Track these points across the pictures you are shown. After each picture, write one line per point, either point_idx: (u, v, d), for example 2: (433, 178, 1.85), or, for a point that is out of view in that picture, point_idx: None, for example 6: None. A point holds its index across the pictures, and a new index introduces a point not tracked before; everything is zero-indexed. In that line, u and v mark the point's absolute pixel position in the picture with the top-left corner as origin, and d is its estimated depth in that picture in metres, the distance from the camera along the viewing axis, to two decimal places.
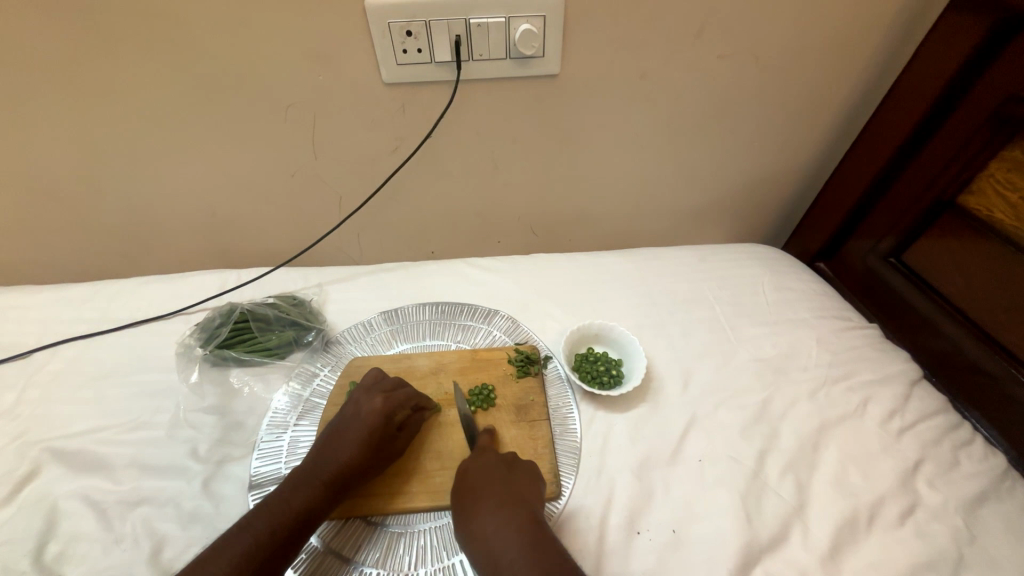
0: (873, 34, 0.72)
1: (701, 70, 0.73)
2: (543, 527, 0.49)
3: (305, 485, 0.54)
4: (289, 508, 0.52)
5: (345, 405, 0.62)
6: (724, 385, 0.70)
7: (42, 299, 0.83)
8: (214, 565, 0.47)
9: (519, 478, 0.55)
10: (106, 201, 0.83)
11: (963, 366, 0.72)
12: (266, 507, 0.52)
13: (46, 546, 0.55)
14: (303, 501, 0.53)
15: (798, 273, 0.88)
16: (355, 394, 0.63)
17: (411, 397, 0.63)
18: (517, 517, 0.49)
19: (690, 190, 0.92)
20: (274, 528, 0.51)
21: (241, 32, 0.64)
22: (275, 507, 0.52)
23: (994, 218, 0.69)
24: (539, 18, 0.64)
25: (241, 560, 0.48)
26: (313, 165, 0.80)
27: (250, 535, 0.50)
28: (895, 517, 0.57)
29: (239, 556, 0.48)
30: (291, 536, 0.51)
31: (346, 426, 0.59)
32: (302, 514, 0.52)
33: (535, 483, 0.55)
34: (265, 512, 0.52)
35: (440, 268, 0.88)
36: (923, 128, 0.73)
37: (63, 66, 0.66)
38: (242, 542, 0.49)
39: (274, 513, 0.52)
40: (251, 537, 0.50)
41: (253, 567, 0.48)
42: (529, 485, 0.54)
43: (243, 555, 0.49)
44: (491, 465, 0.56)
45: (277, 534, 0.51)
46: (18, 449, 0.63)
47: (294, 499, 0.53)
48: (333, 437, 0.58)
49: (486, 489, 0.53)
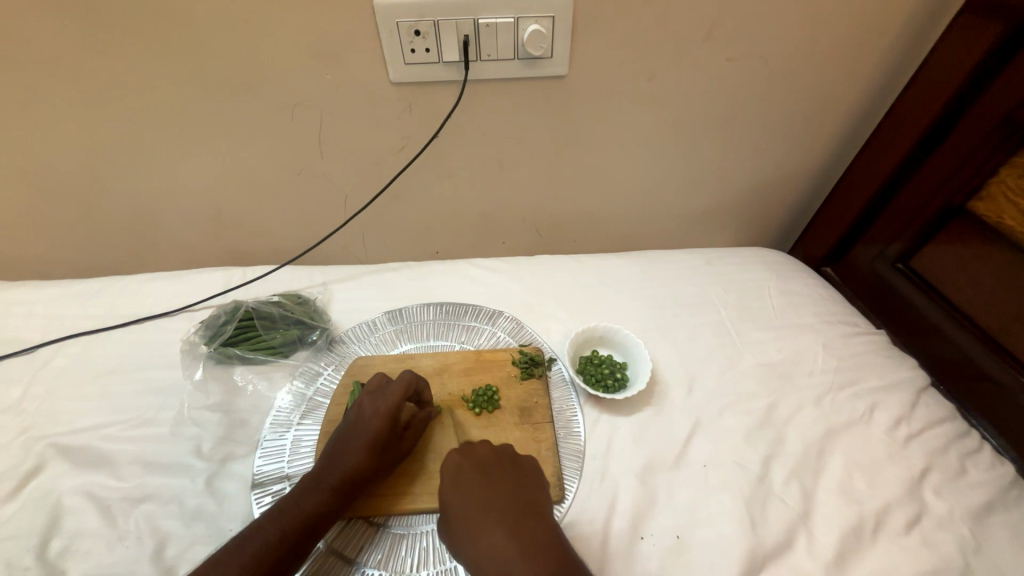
0: (884, 37, 0.71)
1: (709, 73, 0.73)
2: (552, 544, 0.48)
3: (315, 489, 0.54)
4: (299, 509, 0.52)
5: (351, 407, 0.61)
6: (729, 389, 0.70)
7: (47, 294, 0.83)
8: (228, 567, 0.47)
9: (512, 480, 0.54)
10: (111, 198, 0.83)
11: (971, 372, 0.71)
12: (277, 510, 0.53)
13: (50, 542, 0.55)
14: (314, 504, 0.53)
15: (805, 277, 0.87)
16: (361, 396, 0.62)
17: (408, 386, 0.62)
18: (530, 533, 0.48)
19: (697, 193, 0.91)
20: (286, 530, 0.51)
21: (249, 30, 0.64)
22: (286, 510, 0.52)
23: (1004, 223, 0.68)
24: (547, 19, 0.63)
25: (253, 563, 0.48)
26: (319, 163, 0.80)
27: (261, 540, 0.50)
28: (901, 526, 0.57)
29: (252, 559, 0.48)
30: (302, 539, 0.51)
31: (353, 429, 0.59)
32: (313, 517, 0.52)
33: (538, 483, 0.55)
34: (275, 515, 0.52)
35: (444, 268, 0.88)
36: (934, 132, 0.73)
37: (72, 61, 0.65)
38: (254, 545, 0.49)
39: (285, 516, 0.52)
40: (262, 539, 0.50)
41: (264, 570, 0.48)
42: (528, 484, 0.55)
43: (254, 558, 0.49)
44: (488, 465, 0.55)
45: (288, 537, 0.51)
46: (23, 444, 0.63)
47: (304, 502, 0.53)
48: (342, 441, 0.58)
49: (486, 493, 0.52)
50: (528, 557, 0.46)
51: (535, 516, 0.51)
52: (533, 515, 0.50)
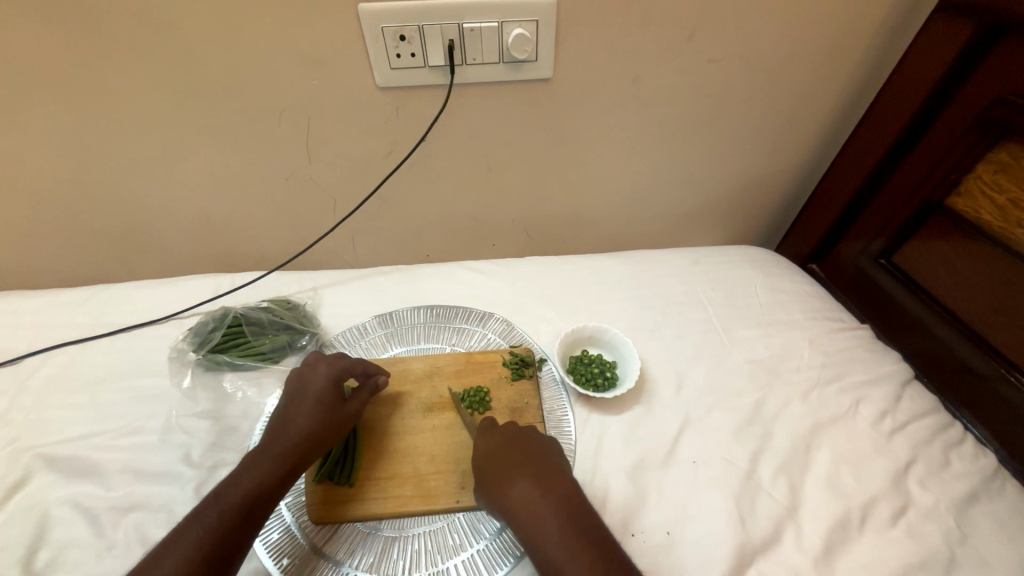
0: (862, 37, 0.72)
1: (693, 75, 0.74)
2: (573, 498, 0.53)
3: (258, 464, 0.55)
4: (240, 488, 0.52)
5: (290, 381, 0.63)
6: (718, 387, 0.71)
7: (34, 304, 0.82)
8: (168, 559, 0.46)
9: (534, 451, 0.57)
10: (97, 206, 0.83)
11: (952, 365, 0.72)
12: (216, 492, 0.52)
13: (37, 554, 0.54)
14: (254, 479, 0.53)
15: (791, 274, 0.88)
16: (298, 371, 0.64)
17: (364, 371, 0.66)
18: (555, 486, 0.53)
19: (684, 193, 0.92)
20: (227, 510, 0.50)
21: (235, 37, 0.64)
22: (225, 490, 0.52)
23: (982, 218, 0.69)
24: (531, 23, 0.64)
25: (196, 546, 0.47)
26: (308, 169, 0.80)
27: (203, 520, 0.49)
28: (887, 517, 0.58)
29: (194, 540, 0.48)
30: (247, 516, 0.51)
31: (292, 405, 0.60)
32: (256, 490, 0.53)
33: (552, 449, 0.59)
34: (216, 497, 0.51)
35: (434, 271, 0.89)
36: (913, 129, 0.74)
37: (55, 69, 0.65)
38: (196, 529, 0.48)
39: (224, 496, 0.51)
40: (207, 522, 0.49)
41: (206, 551, 0.47)
42: (552, 455, 0.58)
43: (195, 541, 0.48)
44: (509, 440, 0.59)
45: (228, 515, 0.50)
46: (9, 456, 0.62)
47: (243, 480, 0.53)
48: (286, 418, 0.59)
49: (515, 467, 0.55)
50: (557, 509, 0.51)
51: (561, 475, 0.55)
52: (559, 474, 0.55)
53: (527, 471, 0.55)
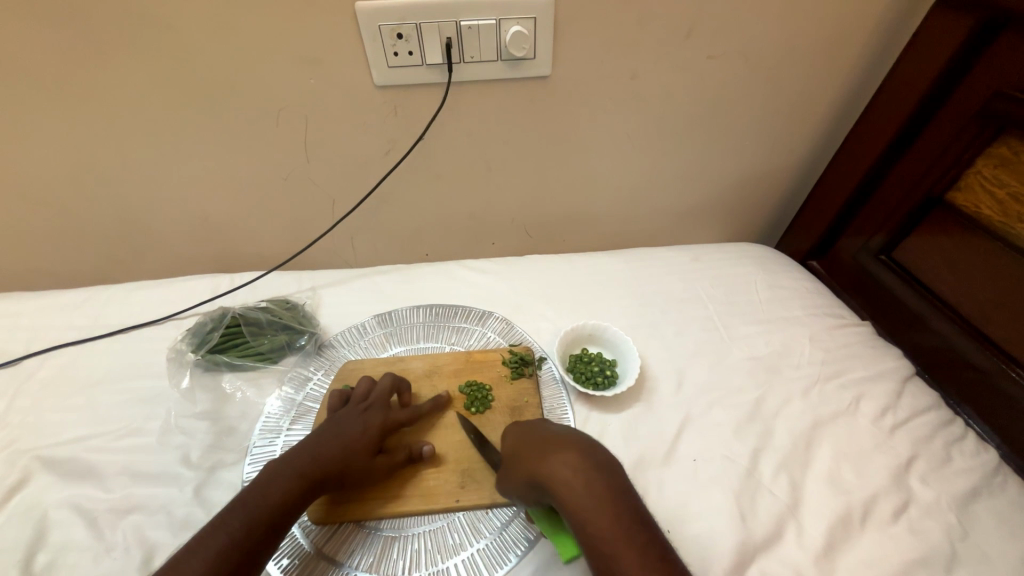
0: (861, 32, 0.72)
1: (692, 71, 0.74)
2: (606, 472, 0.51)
3: (281, 476, 0.54)
4: (267, 501, 0.52)
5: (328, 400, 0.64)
6: (718, 384, 0.70)
7: (31, 306, 0.82)
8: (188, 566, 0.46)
9: (560, 433, 0.56)
10: (94, 207, 0.83)
11: (954, 361, 0.72)
12: (241, 503, 0.51)
13: (35, 556, 0.54)
14: (281, 494, 0.52)
15: (791, 271, 0.88)
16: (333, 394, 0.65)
17: (391, 386, 0.65)
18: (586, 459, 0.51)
19: (683, 191, 0.92)
20: (253, 524, 0.50)
21: (230, 35, 0.64)
22: (250, 501, 0.51)
23: (982, 214, 0.69)
24: (529, 21, 0.64)
25: (221, 559, 0.47)
26: (305, 169, 0.80)
27: (226, 533, 0.49)
28: (888, 514, 0.58)
29: (217, 554, 0.47)
30: (269, 531, 0.50)
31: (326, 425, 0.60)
32: (283, 506, 0.52)
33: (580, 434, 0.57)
34: (239, 508, 0.51)
35: (433, 271, 0.88)
36: (912, 124, 0.74)
37: (50, 69, 0.65)
38: (218, 539, 0.48)
39: (251, 508, 0.51)
40: (226, 535, 0.48)
41: (231, 567, 0.47)
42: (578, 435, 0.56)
43: (219, 557, 0.47)
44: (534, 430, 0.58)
45: (255, 530, 0.50)
46: (7, 458, 0.62)
47: (271, 492, 0.52)
48: (316, 435, 0.59)
49: (544, 447, 0.53)
50: (593, 480, 0.49)
51: (590, 449, 0.53)
52: (586, 448, 0.53)
53: (556, 449, 0.53)
